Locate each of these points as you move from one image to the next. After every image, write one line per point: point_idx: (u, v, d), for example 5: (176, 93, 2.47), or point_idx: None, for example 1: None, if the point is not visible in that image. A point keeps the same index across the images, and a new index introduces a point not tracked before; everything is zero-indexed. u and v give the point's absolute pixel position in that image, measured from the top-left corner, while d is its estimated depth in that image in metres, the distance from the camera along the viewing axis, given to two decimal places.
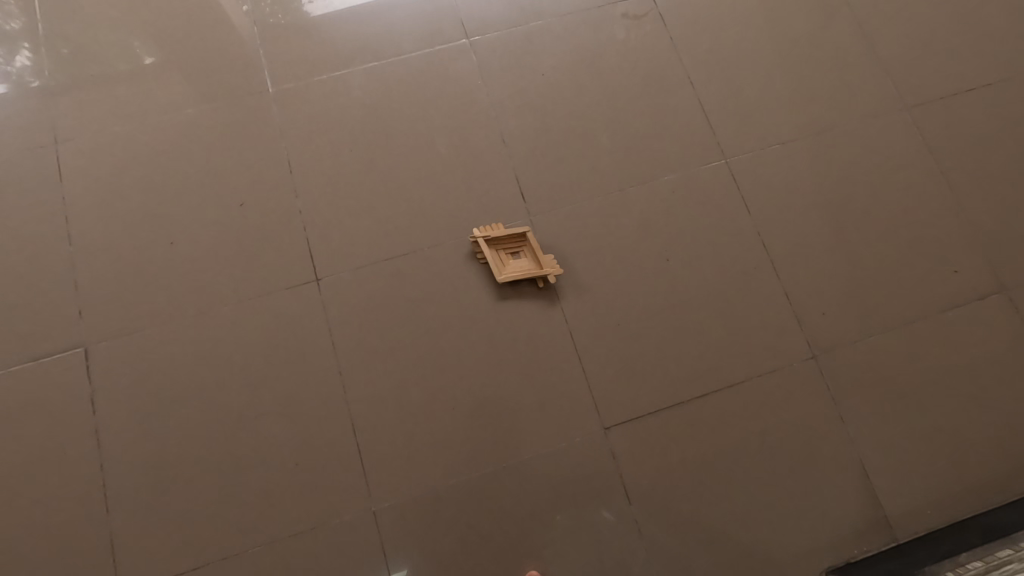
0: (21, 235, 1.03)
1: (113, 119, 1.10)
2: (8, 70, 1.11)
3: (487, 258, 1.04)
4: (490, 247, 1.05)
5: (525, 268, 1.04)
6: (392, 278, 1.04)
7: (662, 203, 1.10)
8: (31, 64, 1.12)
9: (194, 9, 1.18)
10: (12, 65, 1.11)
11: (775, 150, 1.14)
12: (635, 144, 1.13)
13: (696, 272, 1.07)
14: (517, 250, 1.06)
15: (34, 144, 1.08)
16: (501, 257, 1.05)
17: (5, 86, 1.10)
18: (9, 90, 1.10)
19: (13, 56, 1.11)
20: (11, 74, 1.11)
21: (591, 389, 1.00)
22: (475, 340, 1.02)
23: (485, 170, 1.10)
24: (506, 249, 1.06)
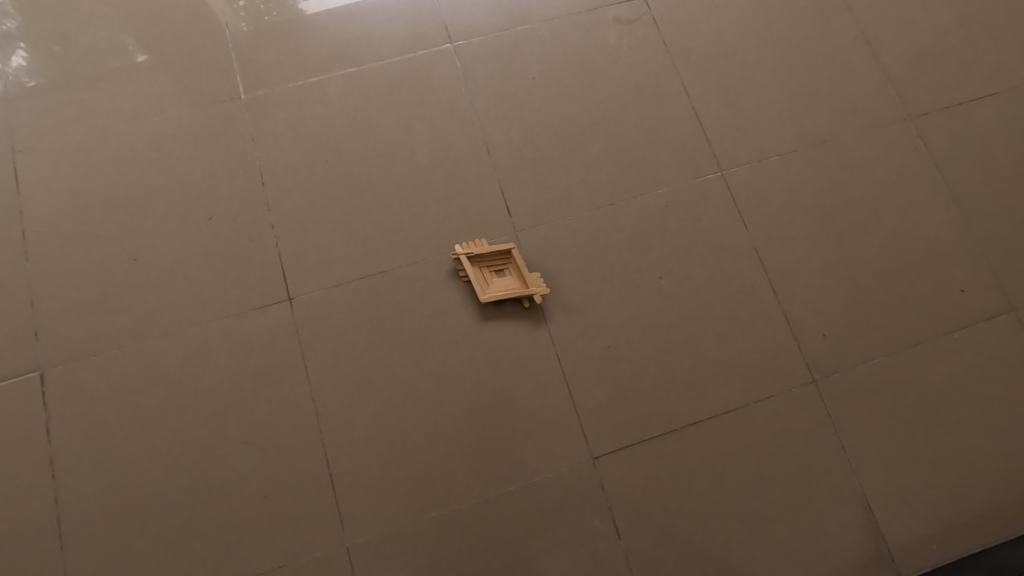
0: None
1: (82, 124, 1.04)
2: (4, 71, 1.05)
3: (469, 276, 0.99)
4: (473, 264, 1.00)
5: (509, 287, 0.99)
6: (369, 298, 0.98)
7: (655, 218, 1.05)
8: (27, 64, 1.06)
9: (185, 7, 1.12)
10: (8, 65, 1.06)
11: (774, 162, 1.09)
12: (627, 155, 1.08)
13: (689, 292, 1.01)
14: (501, 267, 1.01)
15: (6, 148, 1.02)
16: (484, 275, 1.00)
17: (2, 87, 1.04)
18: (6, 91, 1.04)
19: (8, 56, 1.06)
20: (7, 74, 1.05)
21: (579, 416, 0.95)
22: (456, 365, 0.96)
23: (468, 183, 1.05)
24: (490, 267, 1.01)
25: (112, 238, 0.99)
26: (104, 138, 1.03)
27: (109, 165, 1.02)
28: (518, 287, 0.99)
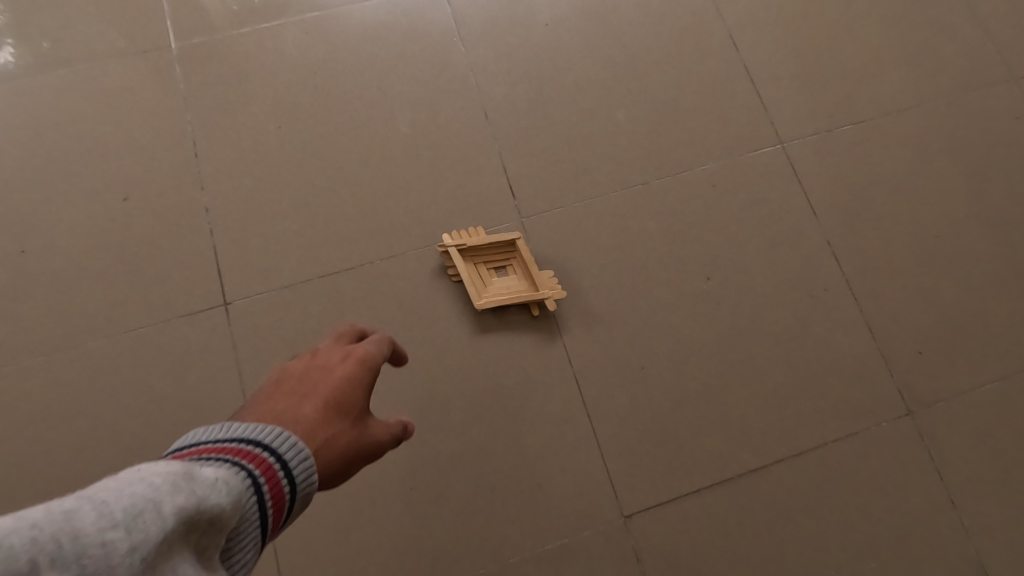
0: None
1: None
2: None
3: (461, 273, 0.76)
4: (465, 258, 0.77)
5: (514, 291, 0.76)
6: (331, 303, 0.75)
7: (699, 201, 0.82)
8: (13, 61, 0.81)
9: None
10: None
11: (849, 130, 0.86)
12: (662, 123, 0.85)
13: (746, 296, 0.79)
14: (502, 263, 0.78)
15: None
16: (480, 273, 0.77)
17: None
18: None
19: None
20: None
21: (604, 459, 0.72)
22: (443, 390, 0.73)
23: (460, 156, 0.82)
24: (487, 263, 0.78)
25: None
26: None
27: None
28: (525, 289, 0.77)
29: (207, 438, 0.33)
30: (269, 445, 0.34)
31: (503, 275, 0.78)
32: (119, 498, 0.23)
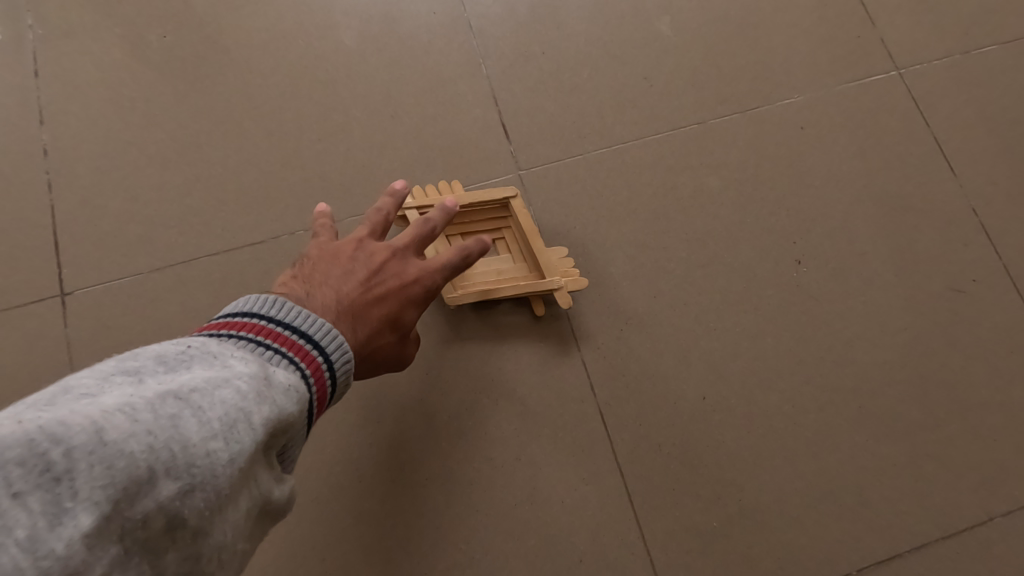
0: None
1: None
2: None
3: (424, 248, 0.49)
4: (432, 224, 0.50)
5: (508, 278, 0.50)
6: (228, 294, 0.49)
7: (780, 149, 0.56)
8: None
9: None
10: None
11: (996, 51, 0.59)
12: (723, 38, 0.59)
13: (856, 289, 0.52)
14: (489, 231, 0.51)
15: None
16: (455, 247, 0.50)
17: None
18: None
19: None
20: None
21: (643, 542, 0.46)
22: (392, 429, 0.47)
23: (429, 82, 0.56)
24: (465, 231, 0.51)
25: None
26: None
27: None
28: (523, 275, 0.50)
29: (254, 317, 0.29)
30: (310, 334, 0.30)
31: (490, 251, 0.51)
32: (214, 406, 0.22)
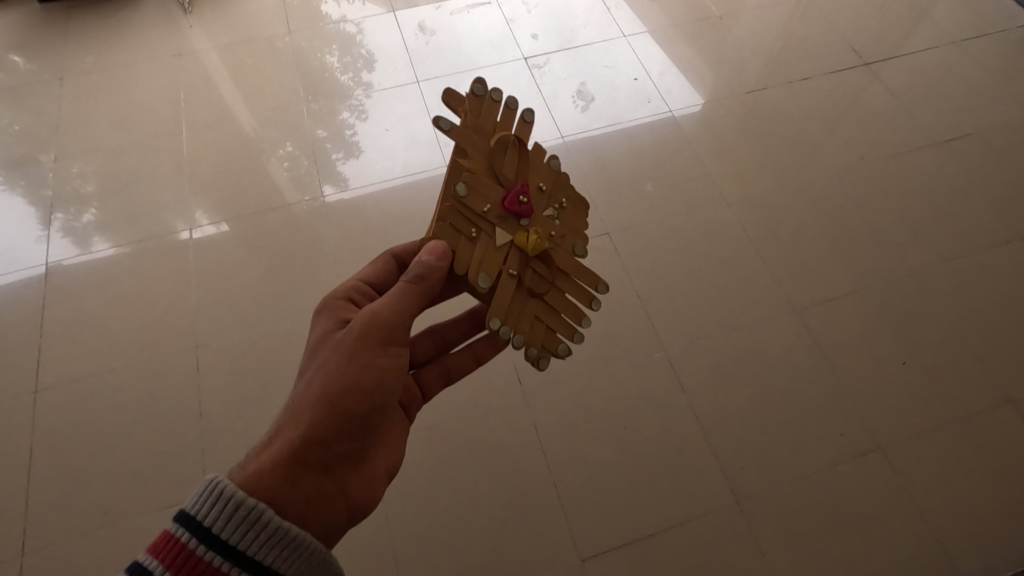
0: (177, 413, 1.52)
1: (240, 328, 1.65)
2: (79, 223, 1.85)
3: (554, 219, 0.92)
4: (567, 229, 0.94)
5: (480, 148, 0.84)
6: (427, 442, 1.47)
7: (619, 383, 1.54)
8: (93, 220, 1.85)
9: None
10: (80, 220, 1.85)
11: (703, 343, 1.60)
12: (600, 339, 1.59)
13: (646, 438, 1.47)
14: (555, 173, 0.93)
15: (36, 235, 1.82)
16: (545, 202, 0.92)
17: (75, 232, 1.83)
18: (76, 233, 1.83)
19: (83, 215, 1.86)
20: (80, 225, 1.84)
21: (569, 527, 1.38)
22: (484, 489, 1.42)
23: (493, 362, 1.57)
24: (561, 200, 0.94)
25: (50, 246, 1.80)
26: (101, 194, 1.91)
27: (109, 202, 1.89)
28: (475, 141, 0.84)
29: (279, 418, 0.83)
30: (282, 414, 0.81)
31: (555, 163, 0.91)
32: None
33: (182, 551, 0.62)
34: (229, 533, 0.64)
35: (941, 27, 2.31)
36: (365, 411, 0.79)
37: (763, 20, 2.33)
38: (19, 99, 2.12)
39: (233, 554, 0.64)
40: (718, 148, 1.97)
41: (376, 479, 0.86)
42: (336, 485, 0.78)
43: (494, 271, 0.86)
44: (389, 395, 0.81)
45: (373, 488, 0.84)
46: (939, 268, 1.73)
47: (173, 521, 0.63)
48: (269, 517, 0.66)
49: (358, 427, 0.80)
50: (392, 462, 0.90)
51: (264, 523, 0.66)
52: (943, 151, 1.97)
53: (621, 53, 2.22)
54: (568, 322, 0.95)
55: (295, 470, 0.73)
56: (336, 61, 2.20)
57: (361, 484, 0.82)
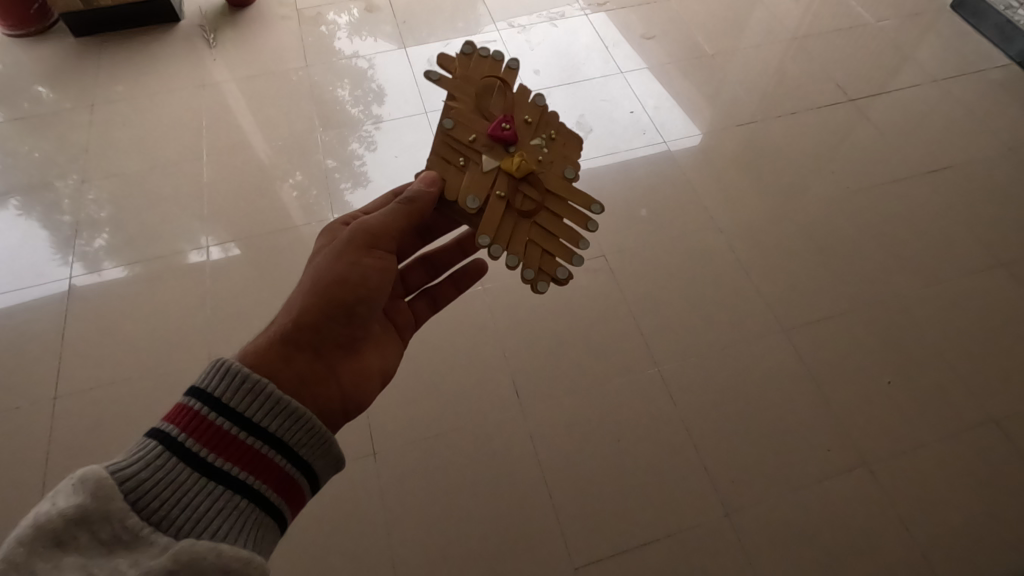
0: None
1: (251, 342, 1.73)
2: (90, 247, 1.94)
3: (542, 147, 1.06)
4: (555, 156, 1.06)
5: (466, 94, 1.03)
6: (427, 452, 1.52)
7: (614, 398, 1.60)
8: (105, 244, 1.95)
9: None
10: (92, 244, 1.95)
11: (695, 361, 1.67)
12: (595, 356, 1.67)
13: (639, 451, 1.53)
14: (541, 109, 1.07)
15: (51, 257, 1.92)
16: (530, 134, 1.06)
17: (86, 256, 1.92)
18: (86, 257, 1.92)
19: (95, 239, 1.96)
20: (90, 249, 1.93)
21: (564, 536, 1.42)
22: (482, 498, 1.47)
23: (492, 376, 1.64)
24: (549, 133, 1.07)
25: (62, 269, 1.89)
26: (117, 218, 2.01)
27: (123, 225, 1.99)
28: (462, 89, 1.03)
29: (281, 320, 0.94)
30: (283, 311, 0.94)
31: (539, 99, 1.06)
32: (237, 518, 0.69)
33: (197, 418, 0.73)
34: (237, 402, 0.76)
35: (923, 66, 2.43)
36: (351, 303, 0.91)
37: (753, 59, 2.47)
38: (51, 126, 2.26)
39: (240, 419, 0.75)
40: (710, 177, 2.07)
41: (367, 375, 0.98)
42: (327, 367, 0.92)
43: (482, 192, 1.01)
44: (373, 292, 0.94)
45: (363, 382, 0.97)
46: (921, 291, 1.81)
47: (185, 396, 0.74)
48: (271, 390, 0.79)
49: (345, 320, 0.92)
50: (383, 365, 1.03)
51: (266, 396, 0.78)
52: (926, 181, 2.07)
53: (619, 88, 2.35)
54: (562, 241, 1.04)
55: (291, 349, 0.87)
56: (347, 94, 2.34)
57: (350, 373, 0.95)
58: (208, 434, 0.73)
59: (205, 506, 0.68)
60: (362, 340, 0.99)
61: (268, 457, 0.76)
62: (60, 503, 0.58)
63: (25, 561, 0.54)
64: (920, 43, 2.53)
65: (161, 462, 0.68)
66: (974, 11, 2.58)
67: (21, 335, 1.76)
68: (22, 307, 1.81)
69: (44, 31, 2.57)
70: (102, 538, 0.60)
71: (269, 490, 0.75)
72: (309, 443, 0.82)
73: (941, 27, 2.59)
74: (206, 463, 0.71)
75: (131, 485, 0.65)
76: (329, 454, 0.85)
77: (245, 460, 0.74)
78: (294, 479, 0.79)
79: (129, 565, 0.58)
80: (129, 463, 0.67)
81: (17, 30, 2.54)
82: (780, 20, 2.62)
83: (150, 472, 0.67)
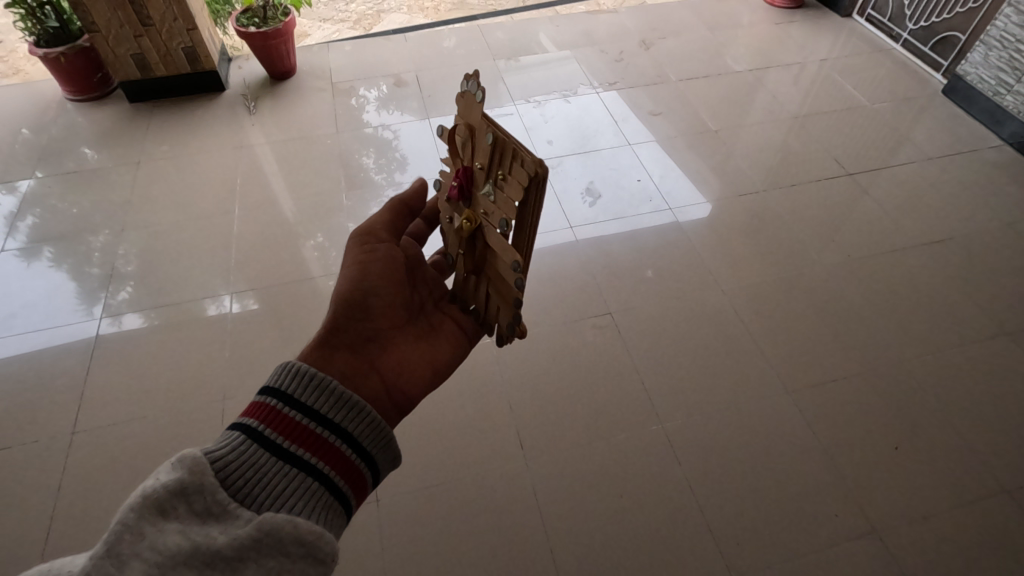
0: None
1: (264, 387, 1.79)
2: (114, 299, 2.03)
3: (489, 197, 0.92)
4: (498, 205, 0.90)
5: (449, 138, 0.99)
6: (430, 501, 1.53)
7: (618, 454, 1.61)
8: (127, 296, 2.04)
9: None
10: (116, 296, 2.04)
11: (698, 419, 1.68)
12: (599, 411, 1.69)
13: (642, 508, 1.52)
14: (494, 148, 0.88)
15: (77, 307, 2.01)
16: (485, 179, 0.93)
17: (109, 307, 2.00)
18: (109, 308, 2.00)
19: (119, 292, 2.05)
20: (114, 300, 2.02)
21: None
22: (483, 550, 1.45)
23: (497, 427, 1.66)
24: (497, 176, 0.89)
25: (86, 319, 1.97)
26: (142, 274, 2.10)
27: (150, 276, 2.09)
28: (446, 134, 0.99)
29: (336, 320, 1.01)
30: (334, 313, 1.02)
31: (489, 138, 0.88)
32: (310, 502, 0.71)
33: (274, 410, 0.78)
34: (306, 395, 0.81)
35: (919, 145, 2.56)
36: (364, 300, 0.97)
37: (754, 135, 2.61)
38: (97, 182, 2.43)
39: (311, 412, 0.80)
40: (715, 242, 2.15)
41: (407, 367, 1.00)
42: (365, 361, 0.95)
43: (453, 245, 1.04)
44: (382, 286, 0.98)
45: (406, 372, 0.99)
46: (927, 357, 1.82)
47: (260, 392, 0.79)
48: (334, 386, 0.83)
49: (362, 313, 0.97)
50: (432, 358, 1.03)
51: (333, 390, 0.83)
52: (926, 252, 2.13)
53: (628, 158, 2.49)
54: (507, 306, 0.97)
55: (325, 350, 0.92)
56: (372, 162, 2.50)
57: (388, 363, 0.98)
58: (283, 426, 0.76)
59: (282, 485, 0.71)
60: (401, 332, 1.02)
61: (337, 448, 0.79)
62: (162, 478, 0.65)
63: (135, 525, 0.60)
64: (915, 124, 2.67)
65: (244, 446, 0.72)
66: (964, 96, 2.73)
67: (48, 373, 1.83)
68: (49, 348, 1.90)
69: (104, 97, 2.83)
70: (197, 509, 0.65)
71: (338, 478, 0.76)
72: (372, 437, 0.84)
73: (934, 110, 2.74)
74: (281, 450, 0.74)
75: (220, 466, 0.70)
76: (387, 449, 0.85)
77: (316, 447, 0.77)
78: (362, 471, 0.80)
79: (219, 532, 0.63)
80: (217, 447, 0.72)
81: (79, 96, 2.80)
82: (780, 101, 2.79)
83: (235, 454, 0.71)
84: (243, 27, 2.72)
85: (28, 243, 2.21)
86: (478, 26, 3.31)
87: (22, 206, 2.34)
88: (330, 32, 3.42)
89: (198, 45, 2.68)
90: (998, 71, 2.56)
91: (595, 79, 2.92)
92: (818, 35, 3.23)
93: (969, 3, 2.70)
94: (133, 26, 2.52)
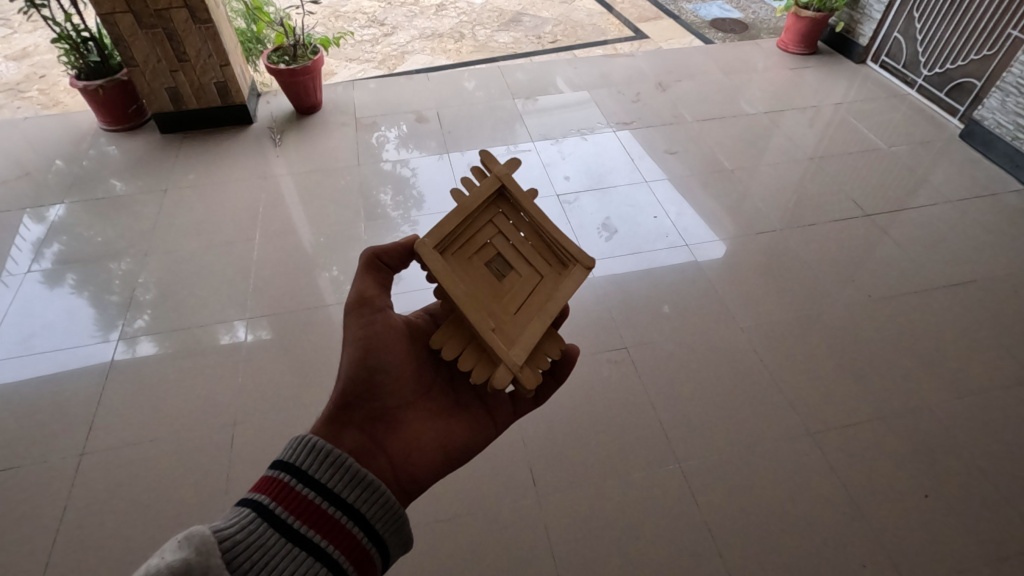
0: (204, 491, 1.61)
1: (275, 414, 1.78)
2: (130, 325, 2.05)
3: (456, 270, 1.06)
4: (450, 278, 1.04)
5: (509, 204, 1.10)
6: (439, 537, 1.48)
7: (633, 493, 1.56)
8: (144, 322, 2.05)
9: None
10: (133, 322, 2.05)
11: (717, 459, 1.62)
12: (615, 447, 1.65)
13: (659, 551, 1.46)
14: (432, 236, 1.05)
15: (94, 332, 2.03)
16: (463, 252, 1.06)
17: (125, 332, 2.02)
18: (125, 333, 2.02)
19: (136, 319, 2.06)
20: (130, 326, 2.04)
21: None
22: None
23: (510, 462, 1.62)
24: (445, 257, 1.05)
25: (101, 344, 1.98)
26: (160, 300, 2.12)
27: (167, 303, 2.11)
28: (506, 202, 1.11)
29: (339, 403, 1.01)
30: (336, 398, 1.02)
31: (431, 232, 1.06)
32: None
33: (286, 486, 0.82)
34: (320, 474, 0.84)
35: (938, 188, 2.55)
36: (369, 386, 0.99)
37: (770, 175, 2.63)
38: (122, 210, 2.49)
39: (324, 489, 0.83)
40: (731, 279, 2.13)
41: (416, 449, 1.01)
42: (374, 442, 0.97)
43: (550, 266, 1.10)
44: (388, 370, 1.01)
45: (415, 455, 1.00)
46: (955, 402, 1.76)
47: (274, 467, 0.84)
48: (349, 463, 0.87)
49: (371, 393, 0.99)
50: (443, 442, 1.04)
51: (347, 468, 0.87)
52: (949, 293, 2.09)
53: (644, 195, 2.51)
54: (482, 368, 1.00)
55: (335, 430, 0.94)
56: (389, 199, 2.53)
57: (399, 446, 0.99)
58: (294, 505, 0.80)
59: (286, 567, 0.74)
60: (411, 417, 1.04)
61: (347, 527, 0.82)
62: (167, 556, 0.67)
63: None
64: (933, 167, 2.67)
65: (253, 526, 0.76)
66: (982, 141, 2.73)
67: (61, 395, 1.84)
68: (64, 371, 1.91)
69: (136, 128, 2.94)
70: None
71: (345, 560, 0.79)
72: (384, 517, 0.87)
73: (952, 154, 2.74)
74: (290, 530, 0.77)
75: (227, 545, 0.73)
76: (399, 532, 0.88)
77: (326, 526, 0.80)
78: (370, 552, 0.83)
79: None
80: (227, 525, 0.76)
81: (113, 126, 2.91)
82: (796, 143, 2.82)
83: (243, 535, 0.75)
84: (274, 64, 2.84)
85: (52, 267, 2.25)
86: (499, 67, 3.41)
87: (49, 232, 2.40)
88: (356, 71, 3.55)
89: (230, 81, 2.79)
90: (1016, 117, 2.57)
91: (612, 118, 2.98)
92: (832, 80, 3.28)
93: (982, 51, 2.76)
94: (169, 61, 2.64)
